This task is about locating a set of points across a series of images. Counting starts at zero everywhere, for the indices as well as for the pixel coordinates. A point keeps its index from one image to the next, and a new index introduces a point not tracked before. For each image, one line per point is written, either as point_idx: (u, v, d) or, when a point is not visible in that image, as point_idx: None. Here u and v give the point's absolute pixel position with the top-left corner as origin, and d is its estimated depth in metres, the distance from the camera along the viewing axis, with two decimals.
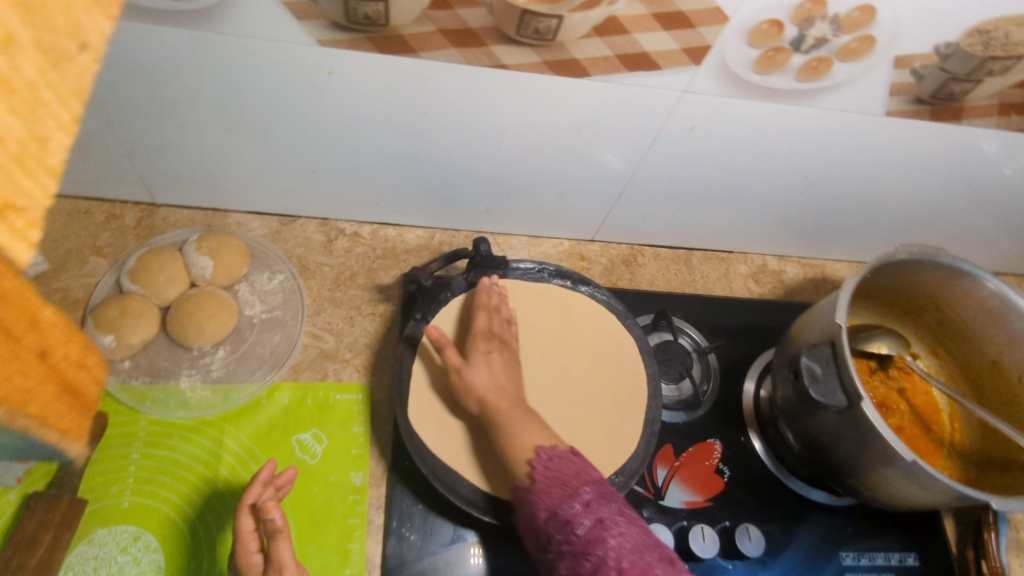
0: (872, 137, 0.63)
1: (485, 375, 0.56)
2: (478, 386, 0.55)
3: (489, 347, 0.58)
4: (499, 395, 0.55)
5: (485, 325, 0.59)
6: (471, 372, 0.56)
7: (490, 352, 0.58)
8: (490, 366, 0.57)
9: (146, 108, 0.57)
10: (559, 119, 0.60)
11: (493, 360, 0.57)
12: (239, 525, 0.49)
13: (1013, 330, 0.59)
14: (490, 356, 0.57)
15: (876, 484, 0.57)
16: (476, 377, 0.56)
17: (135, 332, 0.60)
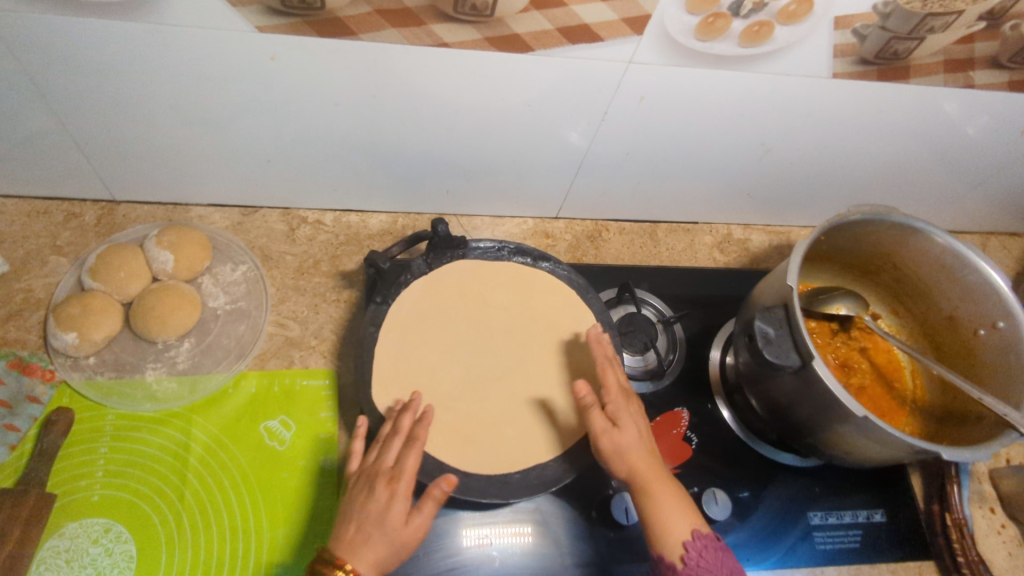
0: (822, 101, 0.63)
1: (635, 440, 0.54)
2: (633, 449, 0.53)
3: (633, 408, 0.57)
4: (649, 459, 0.53)
5: (612, 385, 0.57)
6: (624, 435, 0.54)
7: (635, 412, 0.56)
8: (637, 429, 0.55)
9: (93, 103, 0.57)
10: (508, 97, 0.60)
11: (638, 421, 0.56)
12: (389, 450, 0.53)
13: (967, 284, 0.60)
14: (637, 416, 0.56)
15: (835, 442, 0.58)
16: (625, 442, 0.54)
17: (98, 329, 0.60)
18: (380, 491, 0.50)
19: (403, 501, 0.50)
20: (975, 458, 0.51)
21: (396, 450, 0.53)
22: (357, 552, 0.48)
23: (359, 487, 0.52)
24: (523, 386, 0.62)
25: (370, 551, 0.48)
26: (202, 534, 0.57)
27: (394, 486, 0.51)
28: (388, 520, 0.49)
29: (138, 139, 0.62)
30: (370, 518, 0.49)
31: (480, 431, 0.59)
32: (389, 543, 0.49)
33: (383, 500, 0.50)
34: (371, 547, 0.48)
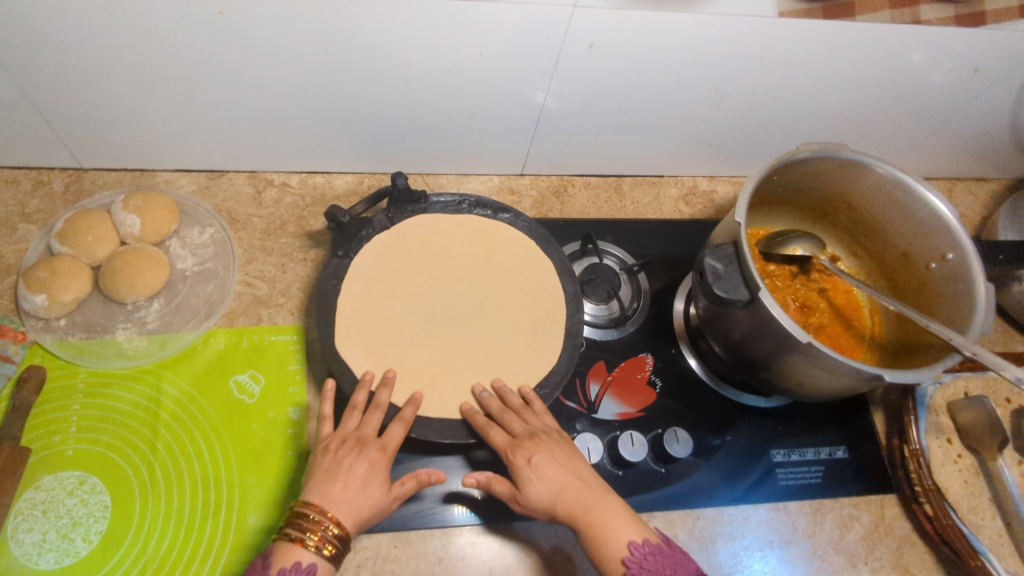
0: (773, 44, 0.63)
1: (540, 487, 0.51)
2: (544, 499, 0.51)
3: (528, 453, 0.53)
4: (566, 499, 0.50)
5: (505, 435, 0.55)
6: (527, 490, 0.52)
7: (531, 457, 0.53)
8: (540, 473, 0.52)
9: (48, 70, 0.58)
10: (459, 50, 0.61)
11: (539, 464, 0.52)
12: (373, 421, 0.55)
13: (918, 218, 0.61)
14: (535, 461, 0.53)
15: (788, 374, 0.59)
16: (529, 496, 0.51)
17: (67, 291, 0.62)
18: (367, 456, 0.52)
19: (382, 471, 0.52)
20: (920, 379, 0.52)
21: (374, 419, 0.55)
22: (349, 508, 0.48)
23: (345, 449, 0.52)
24: (485, 334, 0.63)
25: (359, 510, 0.49)
26: (174, 484, 0.58)
27: (382, 457, 0.52)
28: (375, 484, 0.51)
29: (96, 106, 0.63)
30: (355, 481, 0.50)
31: (443, 376, 0.60)
32: (372, 505, 0.50)
33: (371, 464, 0.51)
34: (361, 505, 0.49)
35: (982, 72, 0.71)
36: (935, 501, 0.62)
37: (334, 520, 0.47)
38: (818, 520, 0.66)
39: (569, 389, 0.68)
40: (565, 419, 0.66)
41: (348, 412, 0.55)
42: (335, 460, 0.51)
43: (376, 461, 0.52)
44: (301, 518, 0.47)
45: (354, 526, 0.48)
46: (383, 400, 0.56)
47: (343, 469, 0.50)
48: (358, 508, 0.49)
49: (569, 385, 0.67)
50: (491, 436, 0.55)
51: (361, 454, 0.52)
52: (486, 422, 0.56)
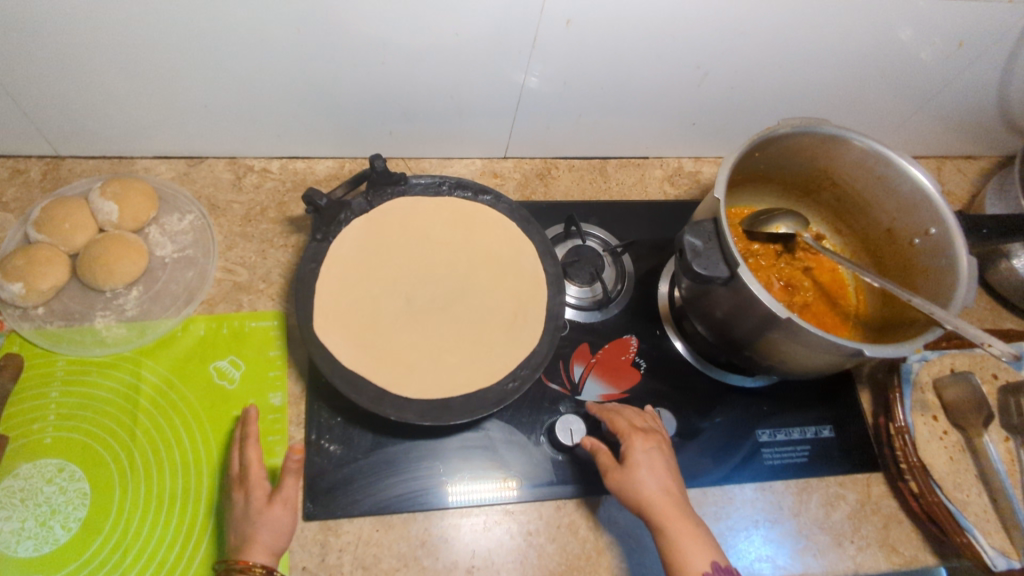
0: (754, 20, 0.62)
1: (648, 476, 0.54)
2: (644, 486, 0.54)
3: (648, 445, 0.57)
4: (662, 497, 0.53)
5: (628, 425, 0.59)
6: (635, 472, 0.55)
7: (649, 449, 0.57)
8: (651, 463, 0.56)
9: (18, 56, 0.57)
10: (435, 29, 0.60)
11: (653, 458, 0.56)
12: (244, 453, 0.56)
13: (901, 192, 0.60)
14: (651, 454, 0.56)
15: (770, 352, 0.58)
16: (632, 477, 0.54)
17: (44, 279, 0.61)
18: (238, 494, 0.55)
19: (264, 498, 0.54)
20: (900, 354, 0.51)
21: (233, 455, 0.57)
22: (250, 541, 0.52)
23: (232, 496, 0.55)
24: (465, 317, 0.62)
25: (260, 536, 0.52)
26: (153, 470, 0.58)
27: (247, 484, 0.55)
28: (251, 509, 0.54)
29: (70, 93, 0.63)
30: (239, 520, 0.54)
31: (423, 358, 0.59)
32: (274, 531, 0.53)
33: (250, 500, 0.54)
34: (257, 531, 0.53)
35: (967, 46, 0.70)
36: (920, 478, 0.62)
37: (243, 557, 0.52)
38: (805, 499, 0.66)
39: (552, 371, 0.67)
40: (548, 401, 0.65)
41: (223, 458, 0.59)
42: (227, 509, 0.56)
43: (254, 495, 0.54)
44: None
45: (270, 552, 0.53)
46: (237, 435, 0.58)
47: (232, 516, 0.55)
48: (256, 536, 0.52)
49: (552, 366, 0.67)
50: (615, 420, 0.60)
51: (232, 496, 0.55)
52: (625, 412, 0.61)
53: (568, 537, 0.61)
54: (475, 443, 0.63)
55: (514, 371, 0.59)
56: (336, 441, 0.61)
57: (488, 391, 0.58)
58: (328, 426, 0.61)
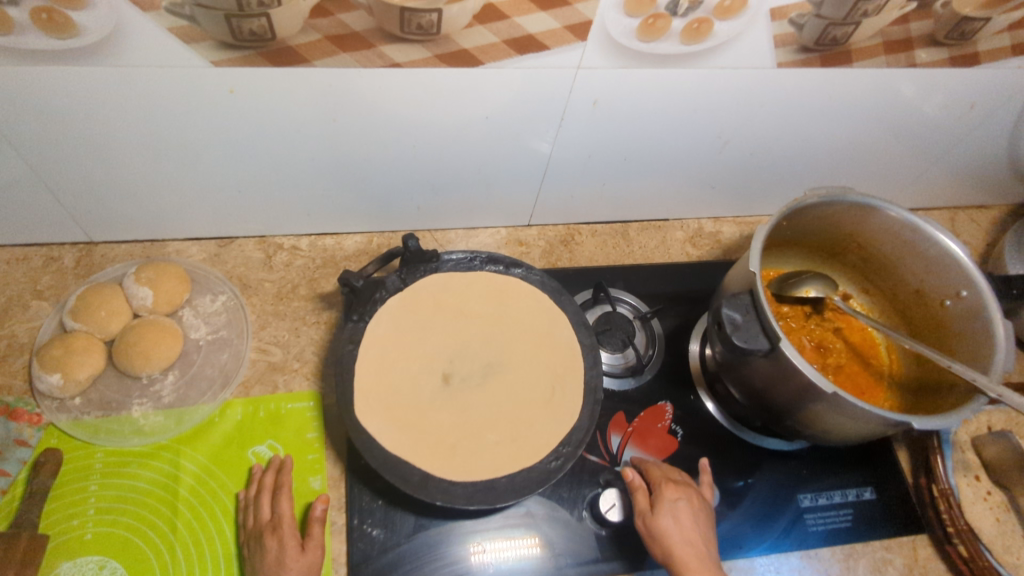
0: (772, 93, 0.64)
1: (673, 525, 0.57)
2: (669, 535, 0.56)
3: (677, 494, 0.59)
4: (686, 550, 0.56)
5: (663, 475, 0.62)
6: (660, 519, 0.57)
7: (678, 499, 0.59)
8: (678, 514, 0.58)
9: (61, 149, 0.58)
10: (466, 110, 0.61)
11: (680, 508, 0.58)
12: (282, 506, 0.57)
13: (929, 256, 0.61)
14: (678, 504, 0.59)
15: (812, 422, 0.58)
16: (660, 525, 0.57)
17: (81, 369, 0.61)
18: (269, 541, 0.55)
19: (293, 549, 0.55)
20: (946, 425, 0.52)
21: (265, 501, 0.58)
22: None
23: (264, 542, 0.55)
24: (504, 393, 0.62)
25: None
26: (195, 563, 0.57)
27: (275, 529, 0.56)
28: (287, 554, 0.54)
29: (108, 184, 0.64)
30: (270, 566, 0.54)
31: (464, 439, 0.59)
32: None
33: (283, 546, 0.55)
34: None
35: (978, 108, 0.72)
36: (969, 542, 0.62)
37: None
38: (851, 565, 0.65)
39: (590, 442, 0.67)
40: (588, 474, 0.65)
41: (245, 506, 0.59)
42: (253, 558, 0.55)
43: (287, 540, 0.55)
44: None
45: None
46: (243, 497, 0.59)
47: (259, 564, 0.54)
48: None
49: (591, 438, 0.67)
50: (651, 469, 0.63)
51: (263, 544, 0.55)
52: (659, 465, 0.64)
53: None
54: (517, 520, 0.62)
55: (556, 449, 0.59)
56: (378, 524, 0.60)
57: (532, 470, 0.57)
58: (370, 509, 0.60)
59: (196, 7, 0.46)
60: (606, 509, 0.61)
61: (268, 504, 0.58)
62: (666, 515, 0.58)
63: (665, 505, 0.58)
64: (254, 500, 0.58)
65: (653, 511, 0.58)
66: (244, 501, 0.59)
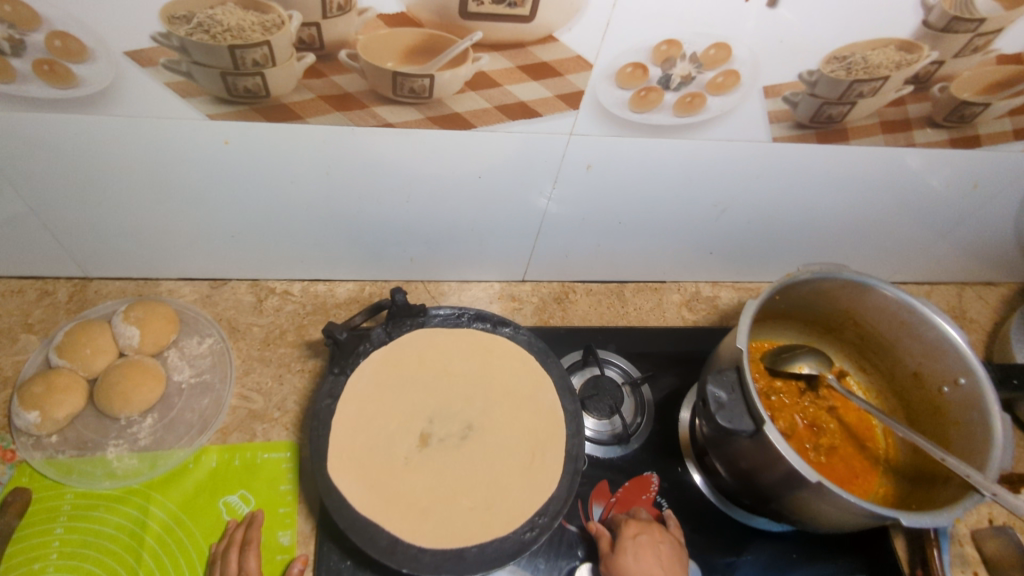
0: (768, 165, 0.64)
1: (632, 560, 0.56)
2: (633, 572, 0.55)
3: (636, 530, 0.59)
4: None
5: (625, 517, 0.62)
6: (622, 558, 0.57)
7: (638, 535, 0.58)
8: (638, 549, 0.57)
9: (59, 189, 0.59)
10: (459, 169, 0.62)
11: (641, 543, 0.57)
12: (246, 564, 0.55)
13: (926, 339, 0.60)
14: (639, 539, 0.58)
15: (799, 509, 0.56)
16: (619, 564, 0.56)
17: (60, 407, 0.61)
18: None
19: None
20: (936, 524, 0.49)
21: (233, 560, 0.56)
22: None
23: None
24: (482, 457, 0.61)
25: None
26: None
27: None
28: None
29: (105, 224, 0.65)
30: None
31: (437, 503, 0.57)
32: None
33: None
34: None
35: (981, 187, 0.71)
36: None
37: None
38: None
39: (571, 512, 0.65)
40: (566, 545, 0.63)
41: (212, 566, 0.56)
42: None
43: None
44: None
45: None
46: (214, 550, 0.58)
47: None
48: None
49: (571, 507, 0.64)
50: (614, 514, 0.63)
51: None
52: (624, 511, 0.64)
53: None
54: None
55: (531, 519, 0.57)
56: None
57: (504, 541, 0.55)
58: (336, 570, 0.58)
59: (193, 65, 0.47)
60: None
61: (236, 562, 0.56)
62: (622, 554, 0.57)
63: (624, 544, 0.58)
64: (222, 557, 0.56)
65: (613, 551, 0.58)
66: (211, 558, 0.57)
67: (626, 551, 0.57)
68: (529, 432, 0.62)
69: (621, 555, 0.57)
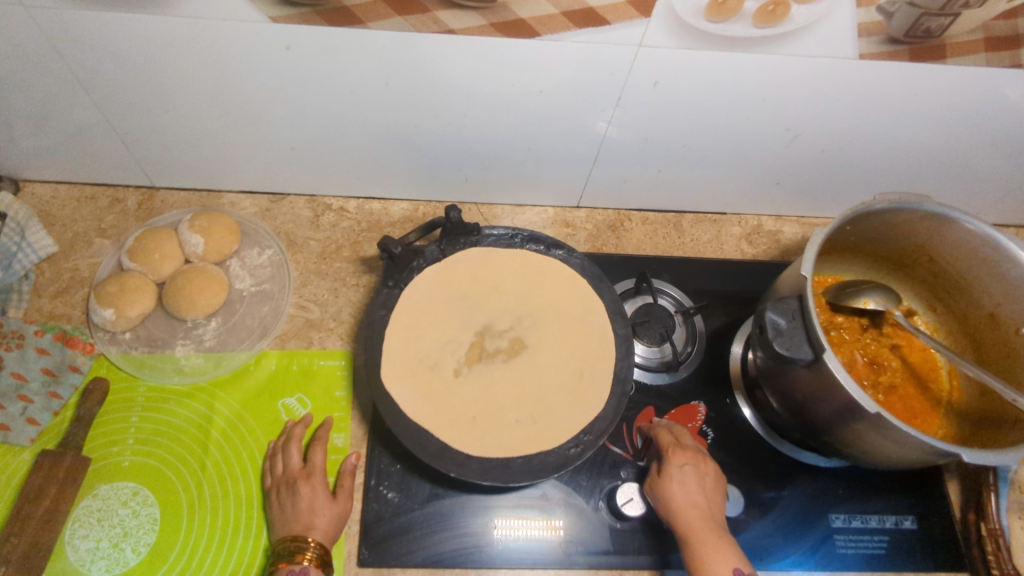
0: (852, 85, 0.59)
1: (677, 489, 0.56)
2: (675, 501, 0.56)
3: (683, 459, 0.58)
4: (689, 513, 0.55)
5: (669, 440, 0.60)
6: (666, 487, 0.56)
7: (684, 465, 0.57)
8: (683, 479, 0.57)
9: (127, 95, 0.60)
10: (520, 84, 0.60)
11: (687, 473, 0.57)
12: (313, 459, 0.59)
13: (1008, 278, 0.56)
14: (685, 469, 0.57)
15: (853, 442, 0.55)
16: (664, 491, 0.56)
17: (133, 306, 0.64)
18: (301, 486, 0.57)
19: (324, 492, 0.58)
20: (1002, 462, 0.47)
21: (293, 451, 0.60)
22: (311, 527, 0.55)
23: (286, 492, 0.57)
24: (531, 374, 0.61)
25: (320, 524, 0.56)
26: (218, 500, 0.59)
27: (309, 476, 0.58)
28: (318, 501, 0.57)
29: (169, 132, 0.66)
30: (303, 511, 0.56)
31: (485, 414, 0.58)
32: (329, 519, 0.56)
33: (311, 493, 0.57)
34: (315, 518, 0.56)
35: None
36: None
37: (301, 537, 0.54)
38: None
39: (615, 433, 0.65)
40: (609, 466, 0.63)
41: (273, 456, 0.60)
42: (284, 499, 0.57)
43: (319, 486, 0.58)
44: (297, 542, 0.54)
45: (329, 539, 0.56)
46: (274, 445, 0.61)
47: (289, 508, 0.56)
48: (316, 523, 0.56)
49: (616, 429, 0.65)
50: (658, 434, 0.61)
51: (295, 488, 0.57)
52: (664, 429, 0.62)
53: None
54: (532, 501, 0.62)
55: (577, 436, 0.57)
56: (394, 487, 0.61)
57: (550, 456, 0.57)
58: (387, 472, 0.61)
59: None
60: (622, 502, 0.60)
61: (298, 455, 0.60)
62: (671, 479, 0.57)
63: (671, 470, 0.57)
64: (282, 449, 0.60)
65: (659, 476, 0.58)
66: (272, 450, 0.61)
67: (674, 479, 0.57)
68: (578, 354, 0.62)
69: (668, 481, 0.57)
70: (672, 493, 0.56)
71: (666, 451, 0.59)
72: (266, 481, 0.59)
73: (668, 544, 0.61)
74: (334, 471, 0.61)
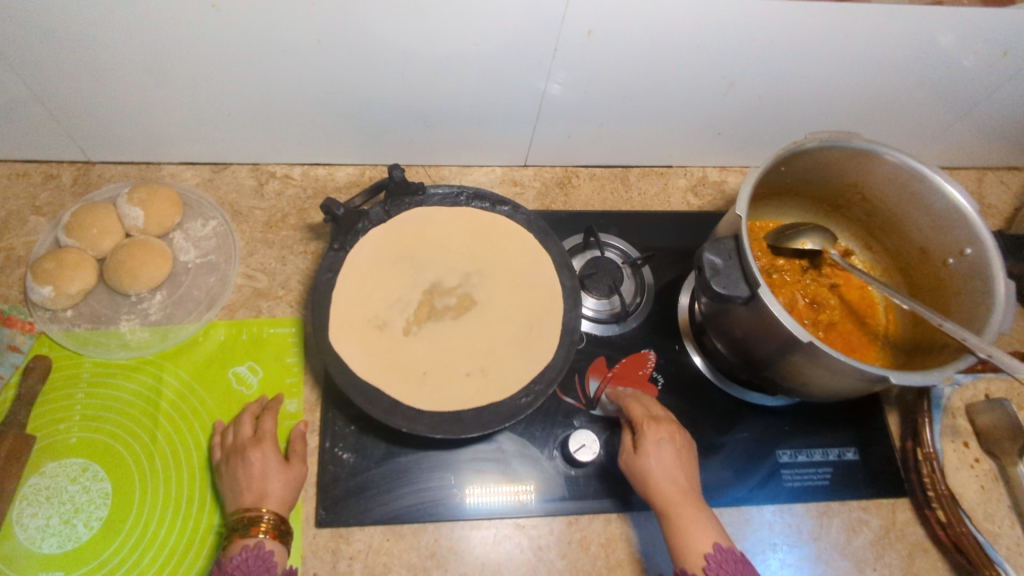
0: (784, 30, 0.60)
1: (655, 465, 0.56)
2: (652, 477, 0.56)
3: (659, 434, 0.57)
4: (667, 488, 0.55)
5: (643, 413, 0.60)
6: (643, 463, 0.56)
7: (661, 440, 0.57)
8: (661, 456, 0.56)
9: (48, 67, 0.58)
10: (456, 39, 0.59)
11: (664, 449, 0.57)
12: (265, 424, 0.59)
13: (934, 210, 0.58)
14: (662, 445, 0.57)
15: (791, 375, 0.56)
16: (642, 469, 0.56)
17: (72, 282, 0.63)
18: (251, 452, 0.57)
19: (275, 458, 0.57)
20: (928, 382, 0.49)
21: (245, 420, 0.59)
22: (263, 493, 0.55)
23: (236, 460, 0.57)
24: (480, 328, 0.62)
25: (273, 489, 0.55)
26: (170, 470, 0.59)
27: (260, 441, 0.58)
28: (269, 466, 0.56)
29: (99, 104, 0.64)
30: (253, 478, 0.55)
31: (434, 369, 0.59)
32: (282, 485, 0.56)
33: (262, 459, 0.56)
34: (268, 484, 0.55)
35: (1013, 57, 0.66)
36: (948, 506, 0.61)
37: (255, 507, 0.54)
38: (824, 523, 0.64)
39: (568, 384, 0.66)
40: (562, 416, 0.65)
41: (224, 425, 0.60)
42: (235, 467, 0.56)
43: (269, 451, 0.57)
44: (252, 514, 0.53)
45: (283, 504, 0.56)
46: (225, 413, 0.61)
47: (240, 474, 0.56)
48: (268, 489, 0.55)
49: (568, 380, 0.66)
50: (630, 407, 0.61)
51: (245, 454, 0.57)
52: (636, 401, 0.62)
53: (578, 553, 0.61)
54: (487, 455, 0.62)
55: (527, 387, 0.58)
56: (349, 449, 0.61)
57: (501, 407, 0.57)
58: (341, 434, 0.61)
59: None
60: (574, 449, 0.61)
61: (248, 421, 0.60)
62: (648, 456, 0.56)
63: (648, 447, 0.57)
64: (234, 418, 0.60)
65: (636, 452, 0.57)
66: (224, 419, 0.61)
67: (651, 456, 0.56)
68: (526, 308, 0.63)
69: (645, 458, 0.56)
70: (649, 468, 0.56)
71: (643, 426, 0.59)
72: (218, 449, 0.59)
73: (622, 488, 0.63)
74: (287, 436, 0.61)
